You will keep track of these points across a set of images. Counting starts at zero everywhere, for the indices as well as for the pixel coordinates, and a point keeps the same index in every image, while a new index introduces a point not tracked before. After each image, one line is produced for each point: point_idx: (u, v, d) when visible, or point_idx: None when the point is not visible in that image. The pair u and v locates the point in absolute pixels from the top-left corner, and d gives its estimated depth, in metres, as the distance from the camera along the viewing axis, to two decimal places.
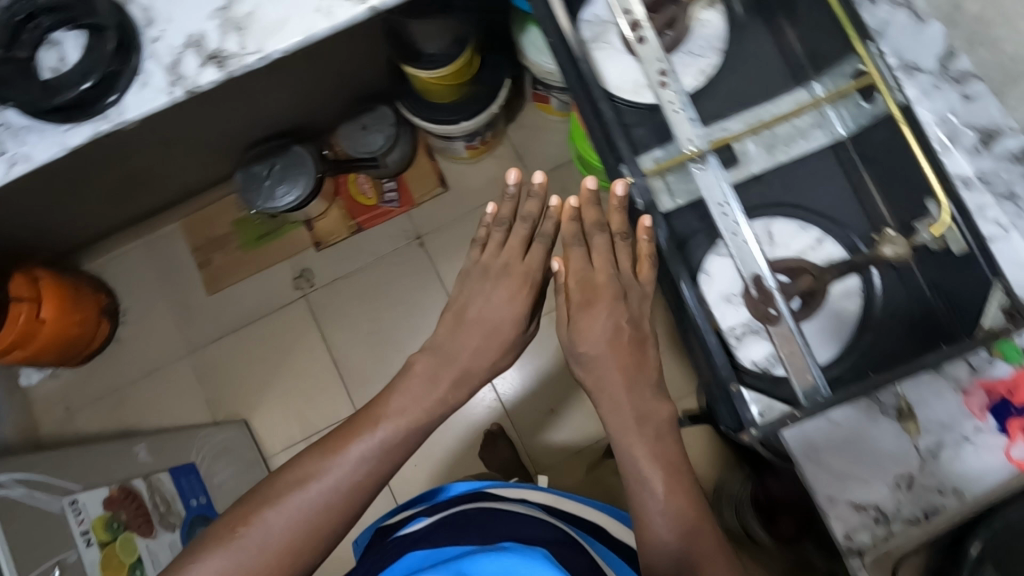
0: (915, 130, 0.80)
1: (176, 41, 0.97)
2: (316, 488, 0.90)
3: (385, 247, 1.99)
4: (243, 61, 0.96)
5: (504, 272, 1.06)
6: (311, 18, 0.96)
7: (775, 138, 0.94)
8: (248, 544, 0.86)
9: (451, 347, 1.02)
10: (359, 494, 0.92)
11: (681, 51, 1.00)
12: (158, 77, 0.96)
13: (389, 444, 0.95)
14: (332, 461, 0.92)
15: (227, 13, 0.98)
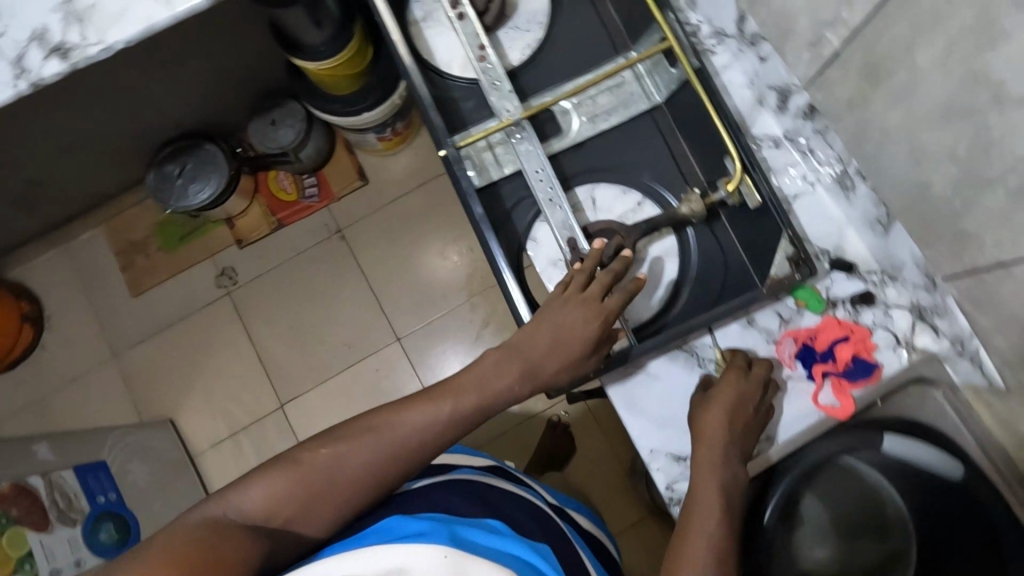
0: (708, 88, 1.03)
1: (20, 36, 0.99)
2: (394, 440, 0.91)
3: (305, 243, 2.01)
4: (86, 52, 0.98)
5: (574, 307, 1.01)
6: (151, 7, 0.98)
7: (598, 109, 1.17)
8: (316, 477, 0.87)
9: (524, 365, 1.00)
10: (414, 461, 0.92)
11: (511, 27, 1.20)
12: (3, 71, 0.98)
13: (453, 417, 0.95)
14: (426, 420, 0.94)
15: (69, 5, 0.99)
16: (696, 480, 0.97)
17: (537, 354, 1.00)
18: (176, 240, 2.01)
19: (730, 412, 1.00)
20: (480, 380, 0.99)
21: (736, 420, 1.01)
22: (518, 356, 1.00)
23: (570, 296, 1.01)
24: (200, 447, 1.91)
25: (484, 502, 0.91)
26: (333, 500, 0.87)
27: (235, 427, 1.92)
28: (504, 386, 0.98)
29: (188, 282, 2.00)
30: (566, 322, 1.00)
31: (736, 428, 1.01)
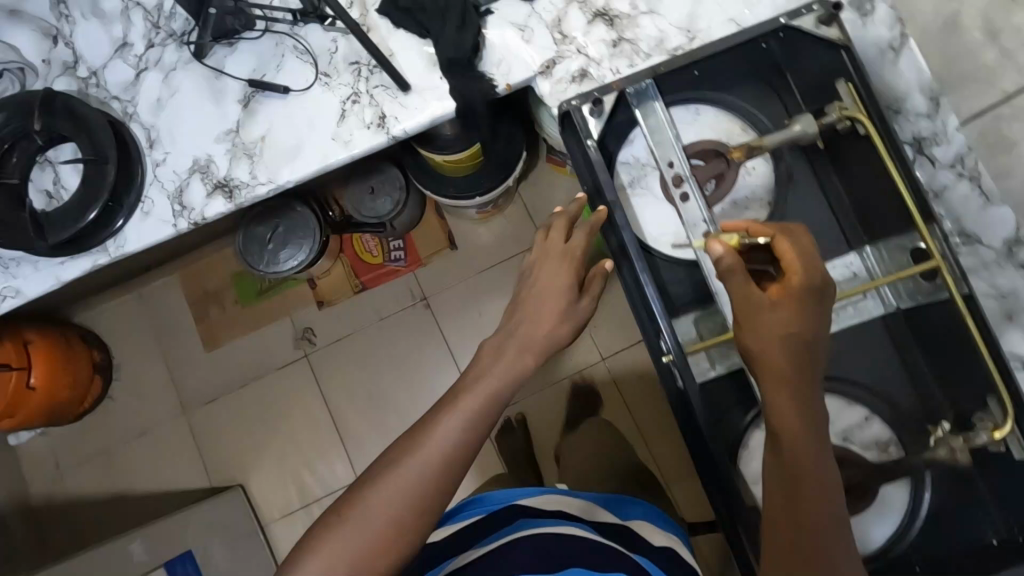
0: (978, 322, 0.73)
1: (181, 167, 0.90)
2: (424, 471, 0.75)
3: (388, 306, 1.93)
4: (254, 191, 0.89)
5: (552, 257, 0.94)
6: (328, 146, 0.89)
7: (823, 315, 0.83)
8: (359, 526, 0.72)
9: (530, 347, 0.87)
10: (456, 465, 0.77)
11: (725, 203, 0.87)
12: (162, 206, 0.89)
13: (476, 416, 0.80)
14: (444, 431, 0.78)
15: (237, 136, 0.90)
16: (776, 416, 0.67)
17: (528, 330, 0.88)
18: (252, 295, 1.91)
19: (790, 361, 0.68)
20: (492, 367, 0.85)
21: (792, 372, 0.68)
22: (513, 343, 0.87)
23: (537, 253, 0.96)
24: (272, 516, 1.83)
25: (548, 563, 0.85)
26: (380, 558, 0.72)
27: (309, 498, 1.84)
28: (514, 369, 0.85)
29: (263, 340, 1.92)
30: (544, 292, 0.91)
31: (797, 362, 0.68)
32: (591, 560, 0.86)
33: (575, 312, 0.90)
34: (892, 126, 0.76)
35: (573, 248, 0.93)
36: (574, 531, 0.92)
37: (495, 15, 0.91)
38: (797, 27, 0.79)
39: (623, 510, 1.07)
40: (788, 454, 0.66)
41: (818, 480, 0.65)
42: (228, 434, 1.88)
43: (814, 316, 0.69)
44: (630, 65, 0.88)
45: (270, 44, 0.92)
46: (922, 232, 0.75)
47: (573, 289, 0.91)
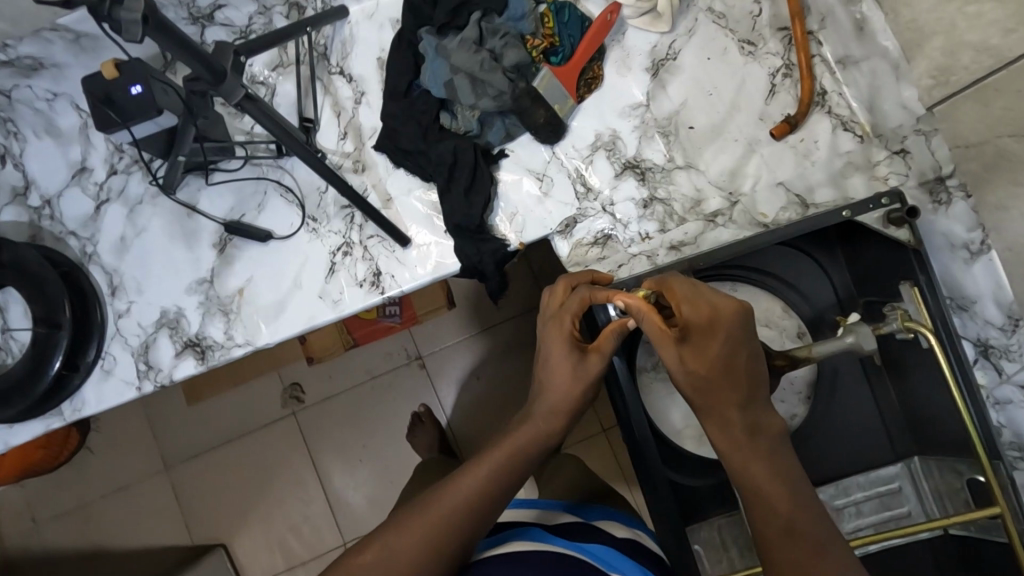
0: None
1: (147, 319, 0.79)
2: (405, 551, 0.58)
3: (380, 365, 1.41)
4: (228, 353, 0.79)
5: (549, 330, 0.67)
6: (314, 305, 0.79)
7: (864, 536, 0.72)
8: None
9: (557, 415, 0.65)
10: (473, 522, 0.60)
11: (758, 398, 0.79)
12: (125, 365, 0.79)
13: (485, 487, 0.61)
14: (440, 502, 0.60)
15: (210, 288, 0.80)
16: (748, 481, 0.53)
17: (552, 397, 0.66)
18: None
19: (732, 384, 0.55)
20: (511, 433, 0.66)
21: (721, 383, 0.55)
22: (537, 410, 0.66)
23: (547, 318, 0.68)
24: None
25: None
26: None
27: None
28: (543, 438, 0.65)
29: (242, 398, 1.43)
30: (552, 354, 0.66)
31: (732, 376, 0.55)
32: (544, 570, 0.62)
33: (586, 371, 0.65)
34: (959, 345, 0.64)
35: (572, 306, 0.66)
36: (529, 541, 0.67)
37: (510, 158, 0.79)
38: (860, 222, 0.68)
39: (585, 510, 0.80)
40: (772, 521, 0.51)
41: (813, 536, 0.50)
42: (201, 495, 1.43)
43: (761, 373, 0.56)
44: (660, 229, 0.78)
45: (249, 180, 0.81)
46: (984, 467, 0.61)
47: (573, 350, 0.65)
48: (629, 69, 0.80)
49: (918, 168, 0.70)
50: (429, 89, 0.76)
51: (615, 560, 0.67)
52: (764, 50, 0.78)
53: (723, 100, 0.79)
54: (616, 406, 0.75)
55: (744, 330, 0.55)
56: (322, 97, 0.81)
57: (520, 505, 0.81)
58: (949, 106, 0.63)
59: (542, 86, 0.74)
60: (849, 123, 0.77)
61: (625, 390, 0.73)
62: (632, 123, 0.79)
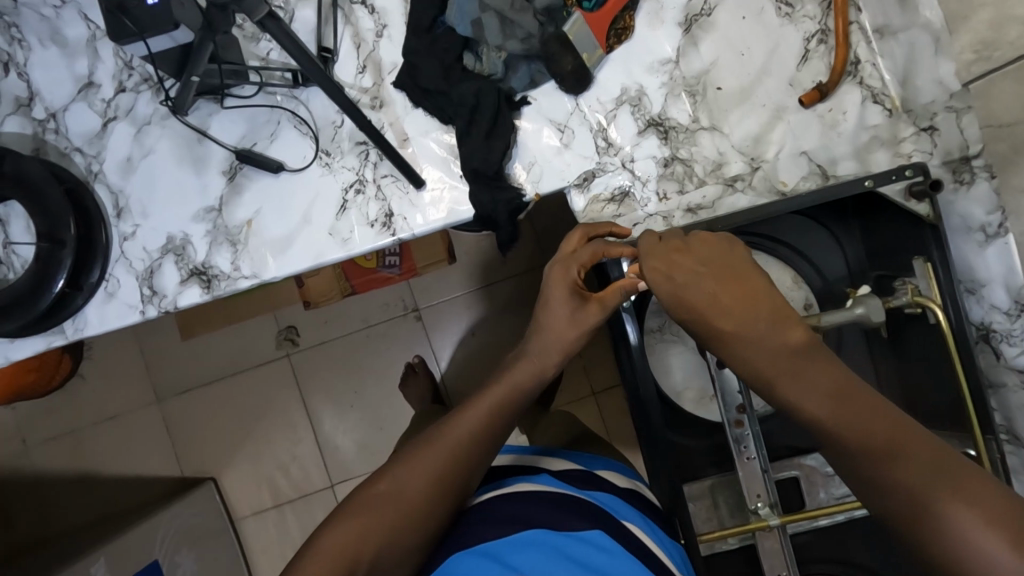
0: None
1: (152, 244, 0.78)
2: (421, 475, 0.59)
3: (377, 314, 1.41)
4: (235, 284, 0.78)
5: (554, 278, 0.67)
6: (324, 242, 0.78)
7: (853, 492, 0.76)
8: (380, 506, 0.57)
9: (548, 356, 0.67)
10: (482, 448, 0.62)
11: None
12: (128, 289, 0.78)
13: (491, 416, 0.63)
14: (450, 435, 0.62)
15: (219, 218, 0.78)
16: (803, 412, 0.50)
17: (549, 339, 0.67)
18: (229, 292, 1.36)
19: (740, 319, 0.54)
20: (507, 371, 0.68)
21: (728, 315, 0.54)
22: (532, 350, 0.68)
23: (565, 267, 0.67)
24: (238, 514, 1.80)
25: (503, 521, 0.62)
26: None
27: None
28: (541, 372, 0.67)
29: (241, 336, 1.43)
30: (554, 300, 0.67)
31: (730, 303, 0.54)
32: (549, 509, 0.64)
33: (584, 319, 0.66)
34: (967, 325, 0.65)
35: (581, 257, 0.67)
36: (541, 485, 0.69)
37: (532, 107, 0.77)
38: (882, 194, 0.67)
39: (582, 459, 0.82)
40: (839, 447, 0.48)
41: (891, 444, 0.46)
42: (194, 429, 1.44)
43: (762, 285, 0.55)
44: (678, 190, 0.77)
45: (263, 108, 0.78)
46: (976, 443, 0.66)
47: (573, 297, 0.66)
48: (662, 22, 0.77)
49: (944, 146, 0.70)
50: (456, 27, 0.73)
51: (622, 508, 0.70)
52: (801, 12, 0.76)
53: (755, 62, 0.77)
54: (623, 364, 0.76)
55: (711, 253, 0.58)
56: (342, 27, 0.78)
57: (518, 451, 0.83)
58: (985, 84, 0.62)
59: (572, 32, 0.71)
60: (880, 96, 0.75)
61: (636, 351, 0.73)
62: (660, 79, 0.77)
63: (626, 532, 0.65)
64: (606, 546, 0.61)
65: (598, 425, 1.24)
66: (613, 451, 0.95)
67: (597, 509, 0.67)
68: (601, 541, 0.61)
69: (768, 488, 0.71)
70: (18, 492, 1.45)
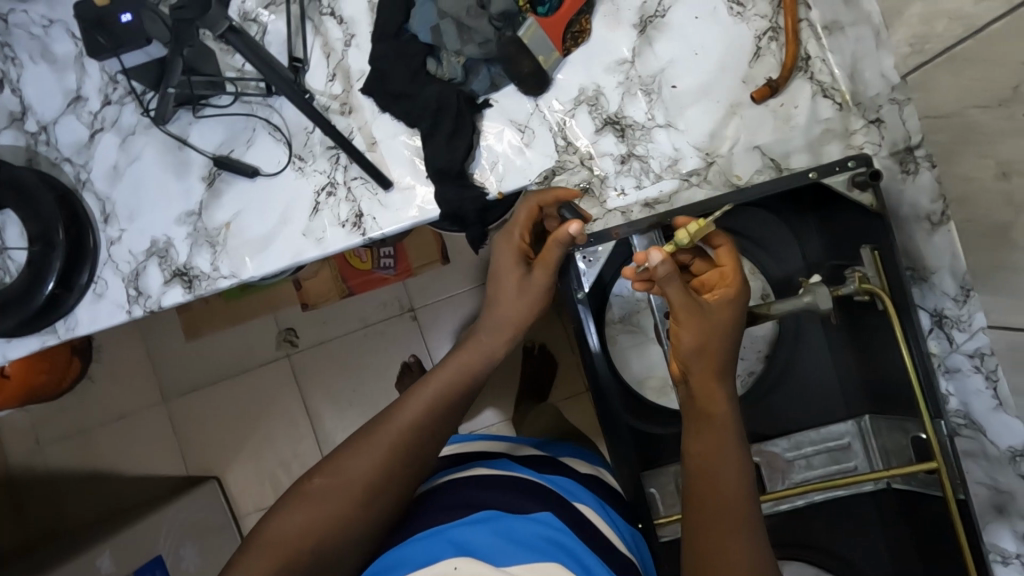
0: (969, 526, 0.68)
1: (137, 247, 0.83)
2: (362, 469, 0.64)
3: (372, 314, 1.45)
4: (215, 284, 0.82)
5: (500, 244, 0.75)
6: (298, 242, 0.82)
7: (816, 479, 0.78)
8: (324, 499, 0.63)
9: (502, 331, 0.72)
10: (423, 435, 0.66)
11: None
12: (116, 290, 0.83)
13: (430, 407, 0.66)
14: (388, 430, 0.65)
15: (199, 221, 0.82)
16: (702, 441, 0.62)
17: (499, 313, 0.72)
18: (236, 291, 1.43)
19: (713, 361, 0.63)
20: (460, 352, 0.72)
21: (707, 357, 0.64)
22: (482, 329, 0.73)
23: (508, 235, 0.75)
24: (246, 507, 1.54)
25: (462, 503, 0.66)
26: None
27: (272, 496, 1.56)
28: (487, 359, 0.71)
29: (240, 337, 1.48)
30: (504, 269, 0.73)
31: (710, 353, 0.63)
32: (505, 492, 0.68)
33: (532, 283, 0.72)
34: (914, 313, 0.67)
35: (523, 224, 0.74)
36: (498, 469, 0.73)
37: (494, 108, 0.81)
38: (827, 185, 0.69)
39: (551, 446, 0.85)
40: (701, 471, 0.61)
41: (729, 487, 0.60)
42: (194, 428, 1.49)
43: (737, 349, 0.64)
44: (636, 186, 0.80)
45: (239, 116, 0.82)
46: (926, 427, 0.68)
47: (519, 264, 0.73)
48: (618, 24, 0.80)
49: (890, 138, 0.73)
50: (419, 35, 0.77)
51: (578, 491, 0.73)
52: (753, 11, 0.78)
53: (709, 60, 0.79)
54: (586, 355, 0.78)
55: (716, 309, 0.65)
56: (312, 38, 0.82)
57: (490, 438, 0.86)
58: (921, 75, 0.63)
59: (527, 37, 0.74)
60: (830, 90, 0.77)
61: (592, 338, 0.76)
62: (617, 79, 0.80)
63: (579, 516, 0.68)
64: (555, 525, 0.64)
65: (585, 421, 1.27)
66: (589, 443, 0.97)
67: (553, 493, 0.70)
68: (550, 520, 0.65)
69: None
70: (31, 491, 1.51)
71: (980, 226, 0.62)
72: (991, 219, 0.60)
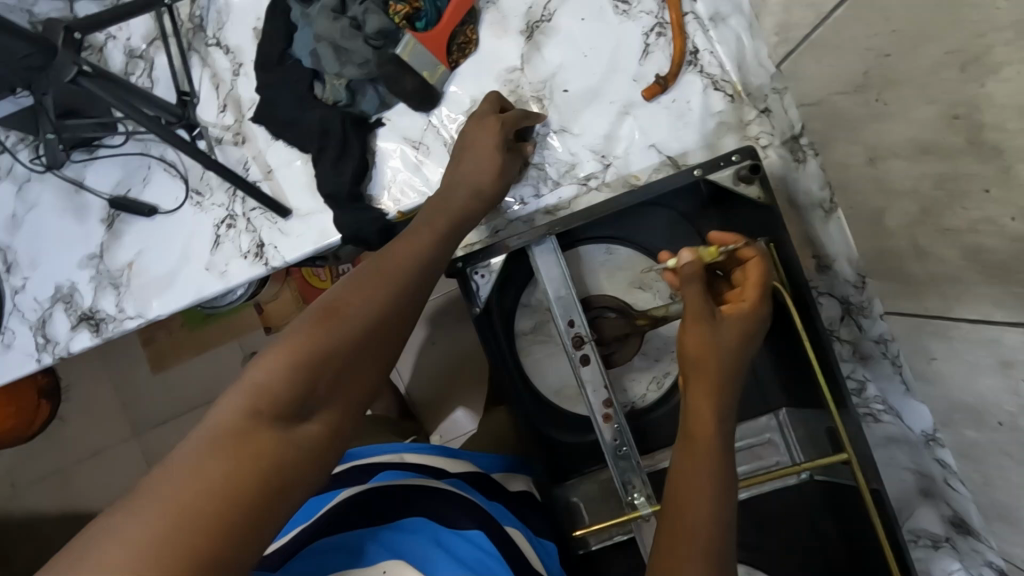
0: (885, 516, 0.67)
1: (42, 294, 0.82)
2: (359, 320, 0.46)
3: None
4: (122, 326, 0.81)
5: (475, 128, 0.70)
6: (201, 277, 0.81)
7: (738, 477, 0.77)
8: (302, 388, 0.42)
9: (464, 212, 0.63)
10: (419, 288, 0.53)
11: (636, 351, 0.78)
12: (25, 339, 0.82)
13: (423, 265, 0.54)
14: (385, 275, 0.51)
15: (102, 263, 0.82)
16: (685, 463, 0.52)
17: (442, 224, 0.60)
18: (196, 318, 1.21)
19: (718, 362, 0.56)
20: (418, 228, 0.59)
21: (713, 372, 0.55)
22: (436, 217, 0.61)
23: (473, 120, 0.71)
24: None
25: (400, 508, 0.61)
26: (301, 423, 0.41)
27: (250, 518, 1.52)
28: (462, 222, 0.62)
29: None
30: (485, 142, 0.68)
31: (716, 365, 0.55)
32: (439, 505, 0.61)
33: (509, 165, 0.69)
34: (808, 299, 0.67)
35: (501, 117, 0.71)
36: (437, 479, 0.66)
37: (386, 127, 0.80)
38: (715, 181, 0.68)
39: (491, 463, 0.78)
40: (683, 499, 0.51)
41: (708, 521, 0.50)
42: None
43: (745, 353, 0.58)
44: (535, 194, 0.79)
45: (133, 155, 0.82)
46: (834, 419, 0.67)
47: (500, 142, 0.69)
48: (504, 32, 0.79)
49: (779, 127, 0.73)
50: (301, 60, 0.76)
51: (508, 514, 0.68)
52: (639, 8, 0.77)
53: (599, 61, 0.78)
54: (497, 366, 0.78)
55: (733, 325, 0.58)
56: (199, 70, 0.82)
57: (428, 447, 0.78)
58: (791, 64, 0.63)
59: (406, 54, 0.73)
60: (721, 82, 0.75)
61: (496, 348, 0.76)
62: (508, 88, 0.79)
63: None
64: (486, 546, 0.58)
65: None
66: None
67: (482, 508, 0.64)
68: (482, 541, 0.59)
69: (641, 477, 0.69)
70: None
71: (862, 212, 0.61)
72: (870, 205, 0.59)
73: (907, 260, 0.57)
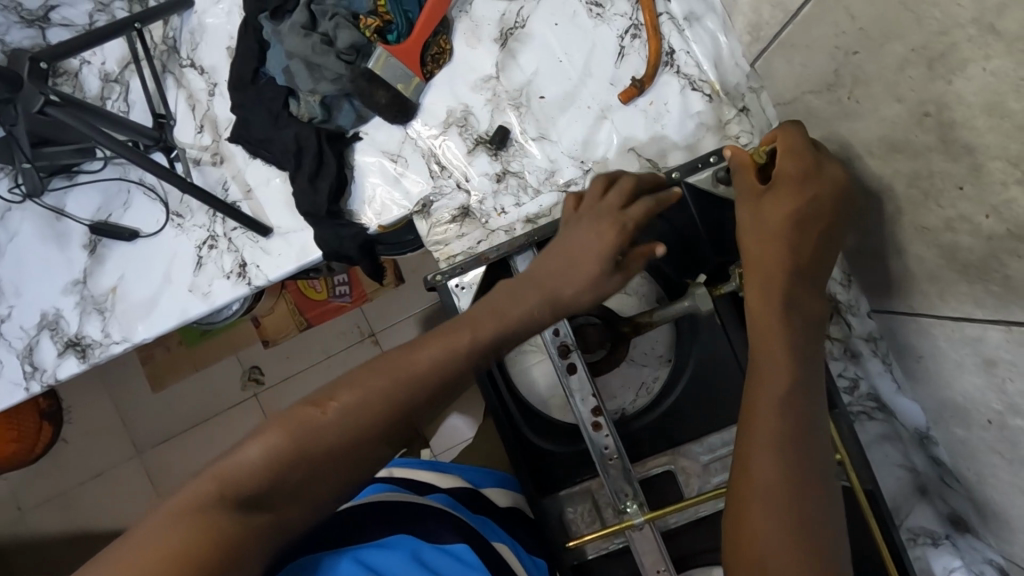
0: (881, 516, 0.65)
1: (28, 321, 0.82)
2: (349, 423, 0.45)
3: None
4: (108, 351, 0.81)
5: (590, 226, 0.56)
6: (185, 299, 0.80)
7: None
8: (281, 477, 0.43)
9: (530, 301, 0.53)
10: (429, 388, 0.47)
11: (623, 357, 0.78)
12: (12, 367, 0.81)
13: (440, 365, 0.48)
14: (392, 369, 0.47)
15: (87, 288, 0.82)
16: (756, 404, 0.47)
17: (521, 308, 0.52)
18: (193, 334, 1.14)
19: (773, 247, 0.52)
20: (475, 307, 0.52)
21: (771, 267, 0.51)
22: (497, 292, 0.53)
23: (581, 217, 0.57)
24: None
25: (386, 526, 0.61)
26: (259, 511, 0.43)
27: None
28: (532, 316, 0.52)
29: None
30: (592, 250, 0.55)
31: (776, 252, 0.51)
32: (425, 520, 0.62)
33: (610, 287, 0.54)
34: None
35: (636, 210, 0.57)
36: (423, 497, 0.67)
37: (364, 141, 0.80)
38: (695, 183, 0.70)
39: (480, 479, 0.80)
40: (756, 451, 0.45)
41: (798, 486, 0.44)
42: None
43: (792, 283, 0.50)
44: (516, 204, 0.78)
45: (113, 180, 0.82)
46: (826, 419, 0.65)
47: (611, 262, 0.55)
48: (478, 40, 0.78)
49: (758, 126, 0.72)
50: (275, 77, 0.76)
51: (495, 530, 0.69)
52: (613, 10, 0.76)
53: (575, 66, 0.77)
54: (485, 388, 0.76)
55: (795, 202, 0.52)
56: (175, 91, 0.82)
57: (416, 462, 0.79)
58: (765, 63, 0.62)
59: (378, 67, 0.73)
60: (698, 82, 0.74)
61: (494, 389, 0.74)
62: (484, 96, 0.78)
63: None
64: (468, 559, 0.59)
65: None
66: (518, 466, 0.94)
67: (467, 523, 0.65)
68: (464, 553, 0.59)
69: (633, 485, 0.68)
70: None
71: None
72: None
73: (889, 259, 0.56)
